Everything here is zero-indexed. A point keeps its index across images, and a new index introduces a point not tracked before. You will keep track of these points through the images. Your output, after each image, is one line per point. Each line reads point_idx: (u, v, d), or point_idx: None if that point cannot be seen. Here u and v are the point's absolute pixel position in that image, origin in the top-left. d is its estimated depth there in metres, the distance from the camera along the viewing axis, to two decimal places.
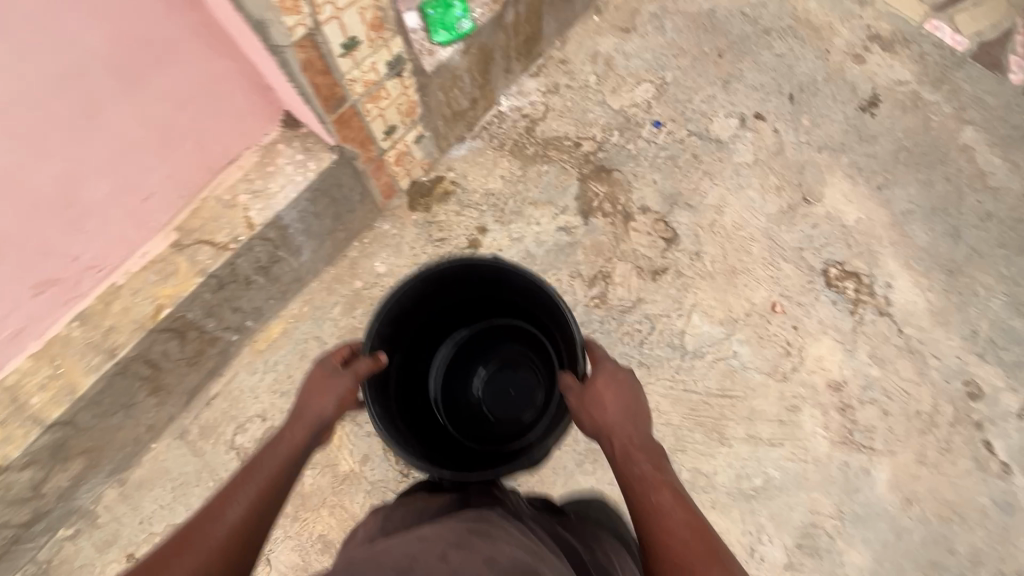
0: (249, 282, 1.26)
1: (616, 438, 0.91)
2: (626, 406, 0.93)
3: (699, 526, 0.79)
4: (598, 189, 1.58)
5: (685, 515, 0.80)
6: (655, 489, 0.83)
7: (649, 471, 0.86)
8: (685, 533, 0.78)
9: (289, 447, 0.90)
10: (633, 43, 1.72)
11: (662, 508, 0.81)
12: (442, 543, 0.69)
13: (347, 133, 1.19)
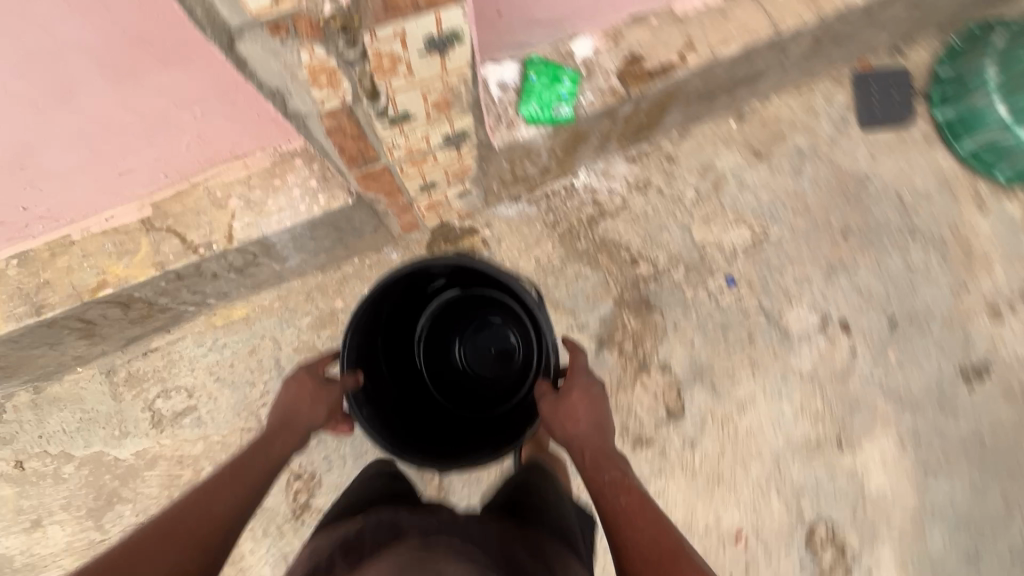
0: (216, 277, 1.13)
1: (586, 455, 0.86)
2: (589, 415, 0.90)
3: (673, 543, 0.73)
4: (628, 322, 1.37)
5: (654, 529, 0.74)
6: (629, 505, 0.78)
7: (619, 485, 0.81)
8: (660, 550, 0.72)
9: (276, 444, 0.87)
10: (757, 174, 1.43)
11: (635, 527, 0.75)
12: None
13: (372, 185, 1.00)
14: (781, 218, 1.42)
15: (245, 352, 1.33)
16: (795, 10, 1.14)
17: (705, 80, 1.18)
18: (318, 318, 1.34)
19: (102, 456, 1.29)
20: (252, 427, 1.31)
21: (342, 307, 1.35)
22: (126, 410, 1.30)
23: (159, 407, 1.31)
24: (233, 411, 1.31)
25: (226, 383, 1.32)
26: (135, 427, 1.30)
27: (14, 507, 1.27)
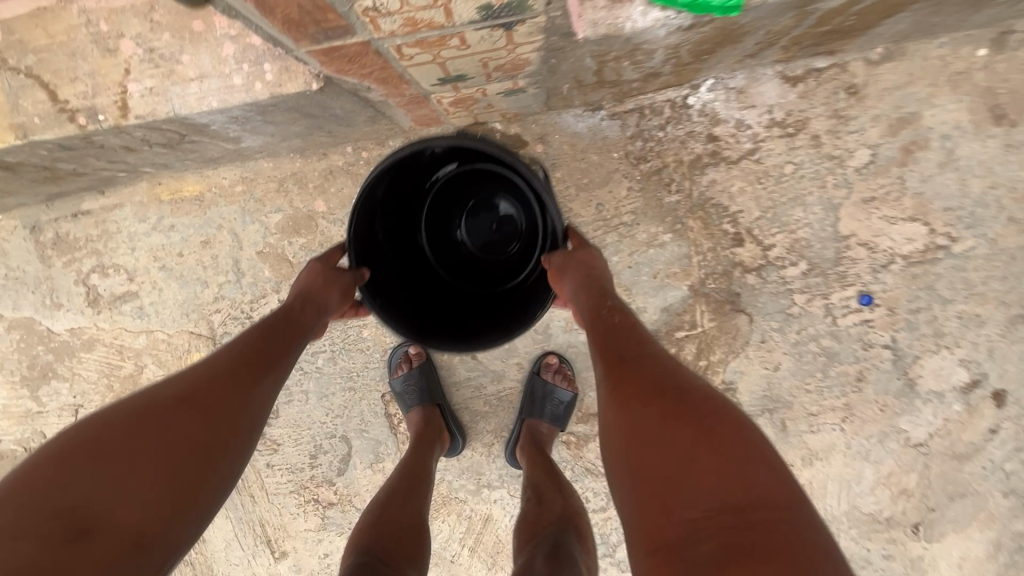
0: (132, 150, 0.78)
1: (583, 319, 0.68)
2: (582, 273, 0.71)
3: (683, 394, 0.53)
4: (700, 319, 0.99)
5: (657, 380, 0.55)
6: (627, 362, 0.59)
7: (615, 340, 0.63)
8: (666, 405, 0.52)
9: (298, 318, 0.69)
10: (979, 148, 0.90)
11: (630, 388, 0.56)
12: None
13: (347, 67, 0.57)
14: (985, 227, 0.92)
15: (198, 242, 1.03)
16: None
17: None
18: (292, 218, 1.00)
19: (34, 324, 1.09)
20: (203, 333, 1.07)
21: (325, 212, 0.99)
22: (58, 278, 1.06)
23: (96, 283, 1.07)
24: (181, 309, 1.06)
25: (173, 274, 1.05)
26: (68, 300, 1.07)
27: None
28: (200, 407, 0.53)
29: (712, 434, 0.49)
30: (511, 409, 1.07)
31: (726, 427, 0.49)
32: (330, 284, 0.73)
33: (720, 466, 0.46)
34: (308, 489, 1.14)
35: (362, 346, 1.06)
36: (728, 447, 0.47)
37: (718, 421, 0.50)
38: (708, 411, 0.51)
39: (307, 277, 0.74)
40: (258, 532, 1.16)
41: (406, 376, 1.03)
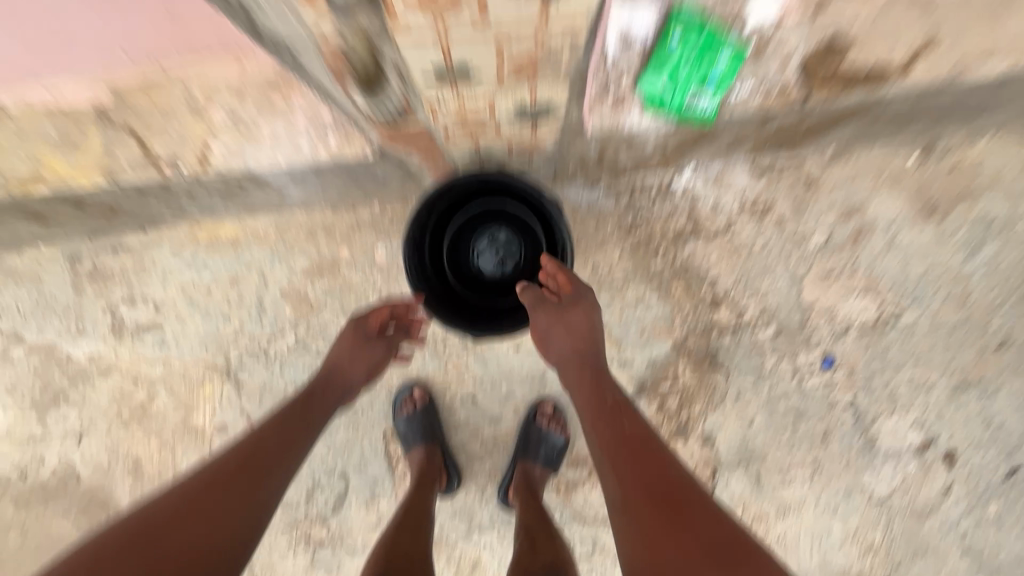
0: (191, 195, 0.89)
1: (584, 394, 0.78)
2: (582, 318, 0.82)
3: (697, 503, 0.65)
4: (681, 374, 1.10)
5: (676, 487, 0.66)
6: (646, 457, 0.69)
7: (629, 433, 0.72)
8: (680, 512, 0.64)
9: (310, 402, 0.83)
10: (917, 236, 1.06)
11: (645, 483, 0.66)
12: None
13: (400, 141, 0.70)
14: (925, 303, 1.07)
15: (227, 279, 1.12)
16: None
17: (917, 101, 0.78)
18: (317, 262, 1.10)
19: (54, 349, 1.14)
20: (218, 365, 1.13)
21: (348, 258, 1.10)
22: (87, 306, 1.13)
23: (123, 313, 1.14)
24: (201, 341, 1.13)
25: (198, 308, 1.13)
26: (93, 327, 1.14)
27: None
28: (226, 486, 0.68)
29: (729, 548, 0.61)
30: (506, 452, 1.13)
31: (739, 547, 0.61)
32: (358, 358, 0.88)
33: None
34: (302, 526, 1.16)
35: (368, 384, 1.13)
36: (746, 567, 0.59)
37: (726, 536, 0.62)
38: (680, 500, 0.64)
39: (343, 344, 0.89)
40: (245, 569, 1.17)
41: (409, 417, 1.09)
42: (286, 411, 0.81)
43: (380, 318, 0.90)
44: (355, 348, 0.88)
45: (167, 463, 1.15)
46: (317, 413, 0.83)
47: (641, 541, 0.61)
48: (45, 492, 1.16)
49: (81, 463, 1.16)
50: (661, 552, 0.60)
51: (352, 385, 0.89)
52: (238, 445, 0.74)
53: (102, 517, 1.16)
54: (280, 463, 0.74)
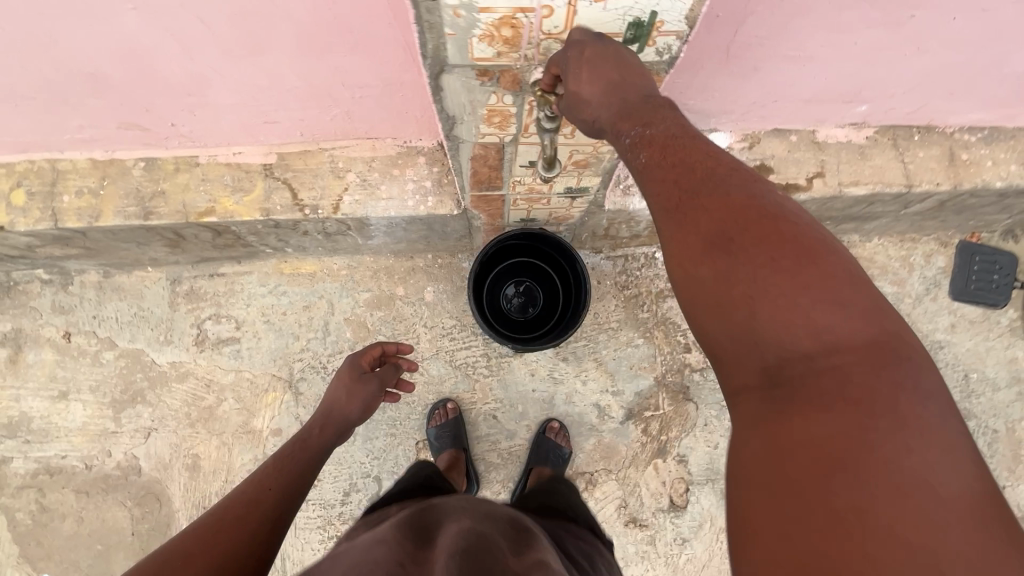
0: (305, 234, 1.18)
1: (632, 157, 0.53)
2: (617, 79, 0.52)
3: (751, 203, 0.47)
4: (661, 404, 1.38)
5: (725, 221, 0.47)
6: (683, 188, 0.49)
7: (671, 161, 0.50)
8: (739, 237, 0.46)
9: (316, 437, 0.95)
10: None
11: (680, 222, 0.49)
12: (400, 537, 0.65)
13: (481, 205, 1.03)
14: None
15: (300, 305, 1.37)
16: (930, 172, 1.10)
17: (820, 207, 1.16)
18: (377, 296, 1.38)
19: (141, 355, 1.34)
20: (282, 377, 1.35)
21: (402, 295, 1.38)
22: (177, 320, 1.35)
23: (206, 328, 1.36)
24: (271, 355, 1.35)
25: (273, 327, 1.36)
26: (179, 339, 1.35)
27: (47, 374, 1.32)
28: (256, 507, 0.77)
29: (789, 259, 0.45)
30: (517, 464, 1.35)
31: (810, 250, 0.45)
32: (354, 393, 1.02)
33: (806, 298, 0.44)
34: (335, 525, 1.32)
35: (408, 399, 1.36)
36: (802, 242, 0.45)
37: (798, 247, 0.45)
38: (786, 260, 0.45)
39: (342, 381, 1.03)
40: (277, 566, 1.30)
41: (440, 425, 1.31)
42: (296, 446, 0.92)
43: (373, 356, 1.07)
44: (351, 384, 1.02)
45: (222, 462, 1.31)
46: (323, 441, 0.96)
47: (674, 266, 0.49)
48: (107, 483, 1.30)
49: (145, 459, 1.31)
50: (697, 280, 0.48)
51: (350, 419, 1.01)
52: (258, 476, 0.85)
53: (154, 510, 1.29)
54: (294, 489, 0.85)
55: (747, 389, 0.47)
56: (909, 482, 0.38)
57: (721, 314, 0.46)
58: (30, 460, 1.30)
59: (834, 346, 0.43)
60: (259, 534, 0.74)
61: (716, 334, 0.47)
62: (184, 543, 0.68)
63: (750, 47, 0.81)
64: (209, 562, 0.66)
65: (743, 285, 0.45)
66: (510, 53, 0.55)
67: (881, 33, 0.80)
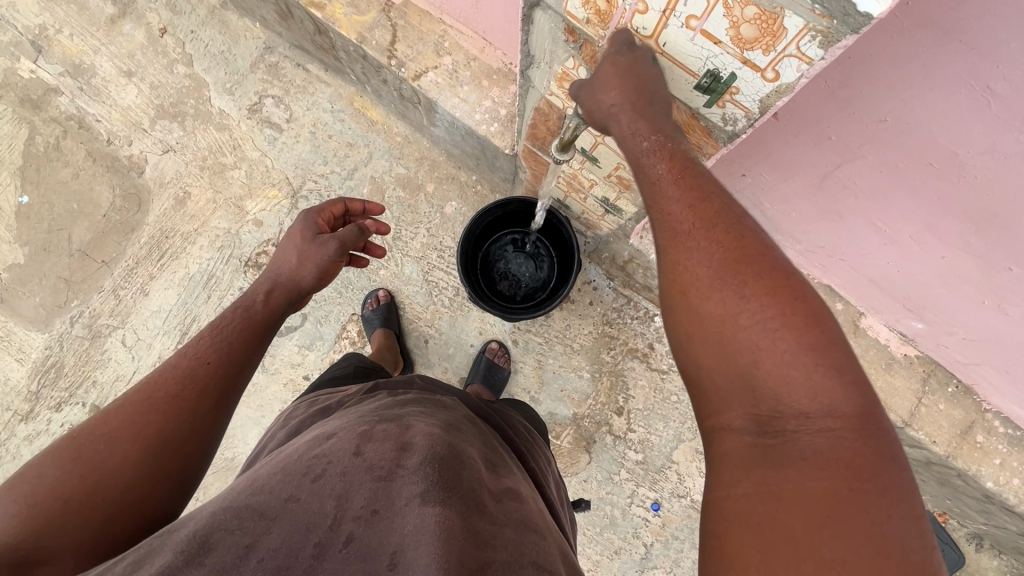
0: (384, 82, 1.20)
1: (649, 163, 0.50)
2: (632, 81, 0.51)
3: (766, 250, 0.44)
4: (563, 435, 1.38)
5: (756, 257, 0.43)
6: (717, 212, 0.46)
7: (698, 193, 0.47)
8: (751, 273, 0.42)
9: (259, 308, 0.78)
10: None
11: (701, 249, 0.45)
12: (356, 433, 0.62)
13: (529, 160, 1.02)
14: None
15: (346, 140, 1.41)
16: (934, 426, 1.02)
17: None
18: (408, 179, 1.40)
19: (204, 87, 1.42)
20: (291, 185, 1.41)
21: (428, 192, 1.40)
22: (249, 80, 1.42)
23: (263, 103, 1.42)
24: (295, 162, 1.41)
25: (313, 141, 1.41)
26: (239, 96, 1.42)
27: (129, 49, 1.43)
28: (178, 386, 0.65)
29: (797, 318, 0.40)
30: None
31: (814, 314, 0.41)
32: (305, 257, 0.84)
33: (801, 352, 0.40)
34: None
35: (371, 276, 1.40)
36: (808, 306, 0.41)
37: (807, 309, 0.41)
38: (791, 307, 0.41)
39: (293, 245, 0.86)
40: (182, 322, 1.38)
41: (372, 309, 1.36)
42: (240, 320, 0.75)
43: (330, 218, 0.91)
44: (304, 247, 0.85)
45: (203, 213, 1.41)
46: (269, 312, 0.79)
47: (679, 303, 0.45)
48: (112, 164, 1.41)
49: (153, 167, 1.42)
50: (699, 322, 0.44)
51: (301, 287, 0.83)
52: (191, 346, 0.70)
53: (131, 210, 1.41)
54: (242, 366, 0.71)
55: (731, 425, 0.42)
56: (890, 548, 0.34)
57: (723, 359, 0.42)
58: (73, 105, 1.42)
59: (819, 412, 0.39)
60: (197, 417, 0.64)
61: (713, 377, 0.43)
62: (104, 426, 0.60)
63: (846, 191, 0.74)
64: (137, 457, 0.59)
65: (744, 334, 0.41)
66: (598, 27, 0.54)
67: (972, 266, 0.73)
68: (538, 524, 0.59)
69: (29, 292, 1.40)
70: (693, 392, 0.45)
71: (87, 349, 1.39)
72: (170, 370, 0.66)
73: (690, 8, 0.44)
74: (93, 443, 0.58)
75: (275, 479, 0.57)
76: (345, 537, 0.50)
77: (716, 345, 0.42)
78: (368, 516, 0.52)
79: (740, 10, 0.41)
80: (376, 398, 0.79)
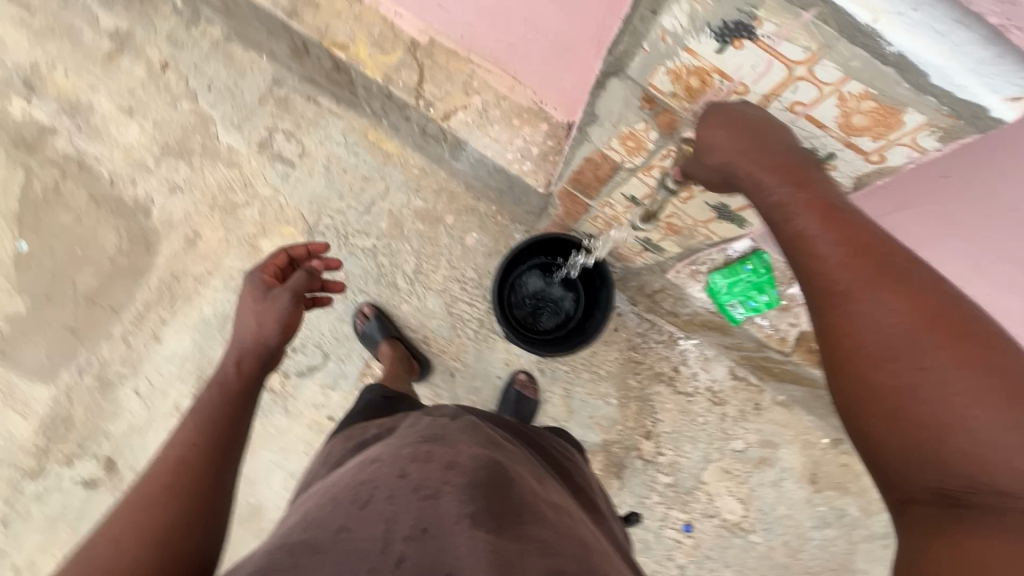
0: (406, 118, 1.18)
1: (789, 218, 0.53)
2: (753, 135, 0.52)
3: (948, 315, 0.46)
4: (593, 462, 1.39)
5: (938, 324, 0.45)
6: (883, 272, 0.48)
7: (853, 244, 0.50)
8: (935, 343, 0.45)
9: (233, 378, 0.77)
10: (794, 489, 1.38)
11: (874, 312, 0.47)
12: (396, 460, 0.63)
13: (566, 199, 1.02)
14: (769, 536, 1.39)
15: (361, 174, 1.38)
16: None
17: None
18: (427, 211, 1.38)
19: (210, 123, 1.38)
20: (307, 221, 1.38)
21: (448, 224, 1.38)
22: (257, 115, 1.38)
23: (273, 138, 1.38)
24: (310, 197, 1.38)
25: (327, 176, 1.38)
26: (248, 131, 1.38)
27: (129, 86, 1.38)
28: (169, 475, 0.66)
29: (994, 394, 0.43)
30: None
31: (999, 369, 0.43)
32: (259, 319, 0.80)
33: (996, 424, 0.42)
34: None
35: (393, 311, 1.38)
36: (1006, 376, 0.43)
37: (991, 366, 0.44)
38: (985, 379, 0.43)
39: (246, 308, 0.82)
40: (198, 367, 1.34)
41: (363, 325, 1.34)
42: (218, 395, 0.75)
43: (277, 271, 0.86)
44: (258, 309, 0.81)
45: (215, 254, 1.36)
46: (247, 380, 0.78)
47: (848, 367, 0.49)
48: (116, 206, 1.36)
49: (159, 207, 1.37)
50: (873, 388, 0.47)
51: (269, 347, 0.80)
52: (176, 434, 0.71)
53: (139, 253, 1.36)
54: (231, 439, 0.72)
55: (920, 491, 0.46)
56: None
57: (901, 426, 0.45)
58: (71, 146, 1.36)
59: (1016, 476, 0.42)
60: (196, 500, 0.65)
61: (888, 441, 0.47)
62: (108, 536, 0.61)
63: (896, 236, 0.76)
64: (148, 551, 0.60)
65: (931, 408, 0.44)
66: (684, 101, 0.56)
67: (1020, 307, 0.74)
68: (597, 547, 0.59)
69: (32, 343, 1.34)
70: (867, 454, 0.49)
71: (97, 400, 1.33)
72: (160, 464, 0.68)
73: (799, 96, 0.50)
74: (103, 547, 0.60)
75: (326, 510, 0.57)
76: (397, 558, 0.50)
77: (895, 410, 0.46)
78: (418, 535, 0.52)
79: (856, 102, 0.48)
80: (412, 420, 0.79)
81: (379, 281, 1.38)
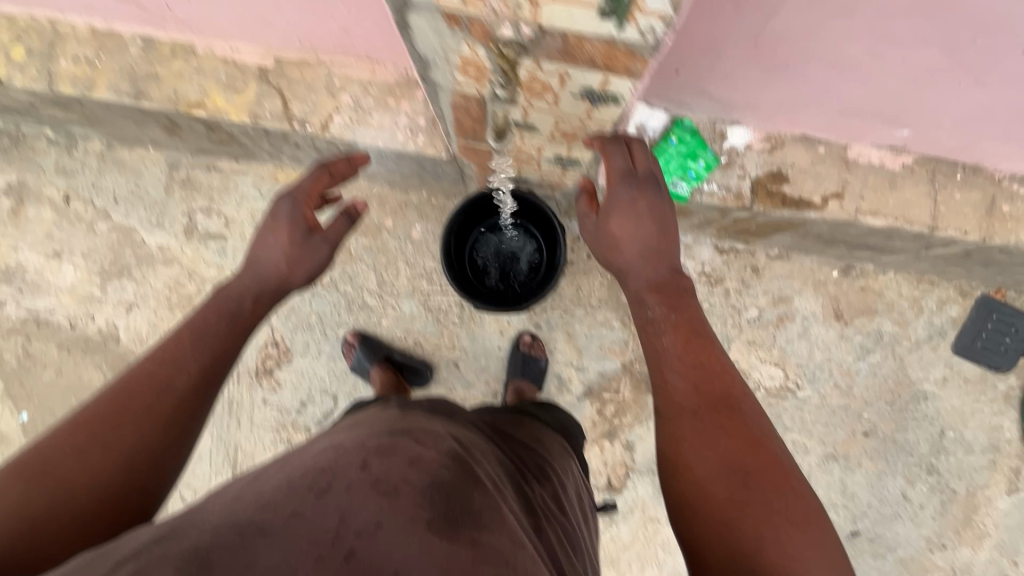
0: (296, 146, 1.15)
1: (658, 330, 0.72)
2: (641, 223, 0.77)
3: (758, 443, 0.63)
4: (622, 388, 1.37)
5: (748, 449, 0.62)
6: (715, 409, 0.65)
7: (699, 369, 0.69)
8: (745, 464, 0.61)
9: (245, 318, 0.81)
10: (824, 331, 1.35)
11: (703, 433, 0.63)
12: (359, 447, 0.58)
13: (469, 155, 0.98)
14: (818, 386, 1.36)
15: None
16: (960, 217, 1.01)
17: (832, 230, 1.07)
18: (364, 224, 1.36)
19: (133, 232, 1.38)
20: None
21: (390, 227, 1.36)
22: (170, 205, 1.37)
23: (195, 220, 1.37)
24: None
25: None
26: (170, 224, 1.37)
27: (45, 232, 1.38)
28: (149, 396, 0.68)
29: (780, 499, 0.58)
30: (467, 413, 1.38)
31: (797, 498, 0.58)
32: (291, 258, 0.86)
33: (783, 519, 0.56)
34: (287, 430, 1.38)
35: (375, 330, 1.38)
36: (789, 489, 0.59)
37: (789, 495, 0.58)
38: (776, 487, 0.59)
39: (278, 244, 0.85)
40: (228, 454, 1.38)
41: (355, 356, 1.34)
42: (219, 331, 0.77)
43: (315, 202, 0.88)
44: (290, 247, 0.86)
45: None
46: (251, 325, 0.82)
47: (687, 474, 0.62)
48: (86, 345, 1.38)
49: (125, 329, 1.38)
50: (706, 491, 0.60)
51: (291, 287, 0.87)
52: (168, 350, 0.73)
53: None
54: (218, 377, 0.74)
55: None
56: None
57: (722, 522, 0.57)
58: (21, 308, 1.38)
59: None
60: (170, 432, 0.68)
61: (706, 534, 0.57)
62: (73, 440, 0.63)
63: (781, 43, 0.72)
64: (113, 471, 0.63)
65: (740, 501, 0.57)
66: (478, 3, 0.50)
67: (934, 54, 0.70)
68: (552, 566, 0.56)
69: None
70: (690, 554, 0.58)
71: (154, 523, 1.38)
72: (144, 379, 0.69)
73: None
74: (64, 462, 0.61)
75: (280, 492, 0.53)
76: (347, 554, 0.48)
77: (717, 511, 0.58)
78: (371, 531, 0.49)
79: None
80: (392, 407, 0.73)
81: (350, 309, 1.38)
